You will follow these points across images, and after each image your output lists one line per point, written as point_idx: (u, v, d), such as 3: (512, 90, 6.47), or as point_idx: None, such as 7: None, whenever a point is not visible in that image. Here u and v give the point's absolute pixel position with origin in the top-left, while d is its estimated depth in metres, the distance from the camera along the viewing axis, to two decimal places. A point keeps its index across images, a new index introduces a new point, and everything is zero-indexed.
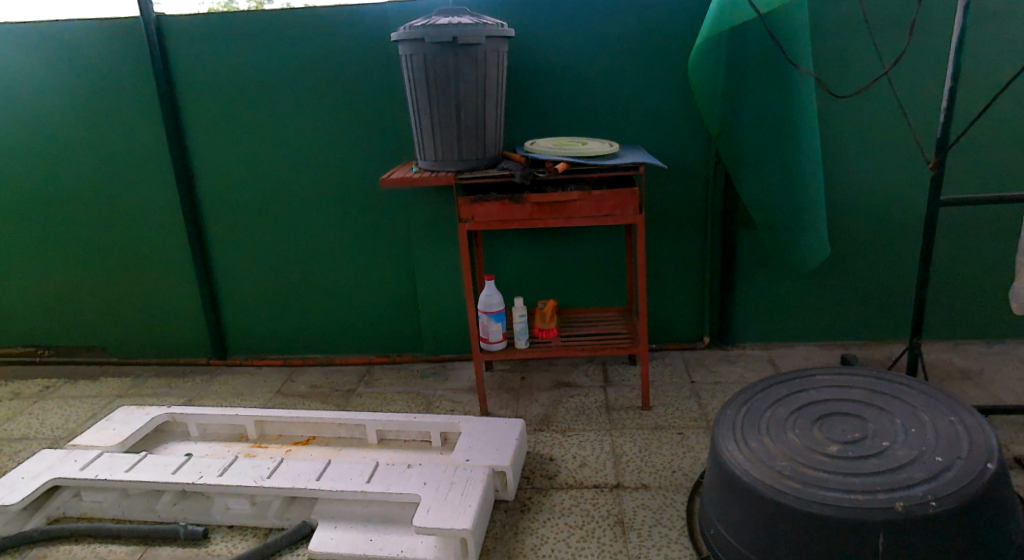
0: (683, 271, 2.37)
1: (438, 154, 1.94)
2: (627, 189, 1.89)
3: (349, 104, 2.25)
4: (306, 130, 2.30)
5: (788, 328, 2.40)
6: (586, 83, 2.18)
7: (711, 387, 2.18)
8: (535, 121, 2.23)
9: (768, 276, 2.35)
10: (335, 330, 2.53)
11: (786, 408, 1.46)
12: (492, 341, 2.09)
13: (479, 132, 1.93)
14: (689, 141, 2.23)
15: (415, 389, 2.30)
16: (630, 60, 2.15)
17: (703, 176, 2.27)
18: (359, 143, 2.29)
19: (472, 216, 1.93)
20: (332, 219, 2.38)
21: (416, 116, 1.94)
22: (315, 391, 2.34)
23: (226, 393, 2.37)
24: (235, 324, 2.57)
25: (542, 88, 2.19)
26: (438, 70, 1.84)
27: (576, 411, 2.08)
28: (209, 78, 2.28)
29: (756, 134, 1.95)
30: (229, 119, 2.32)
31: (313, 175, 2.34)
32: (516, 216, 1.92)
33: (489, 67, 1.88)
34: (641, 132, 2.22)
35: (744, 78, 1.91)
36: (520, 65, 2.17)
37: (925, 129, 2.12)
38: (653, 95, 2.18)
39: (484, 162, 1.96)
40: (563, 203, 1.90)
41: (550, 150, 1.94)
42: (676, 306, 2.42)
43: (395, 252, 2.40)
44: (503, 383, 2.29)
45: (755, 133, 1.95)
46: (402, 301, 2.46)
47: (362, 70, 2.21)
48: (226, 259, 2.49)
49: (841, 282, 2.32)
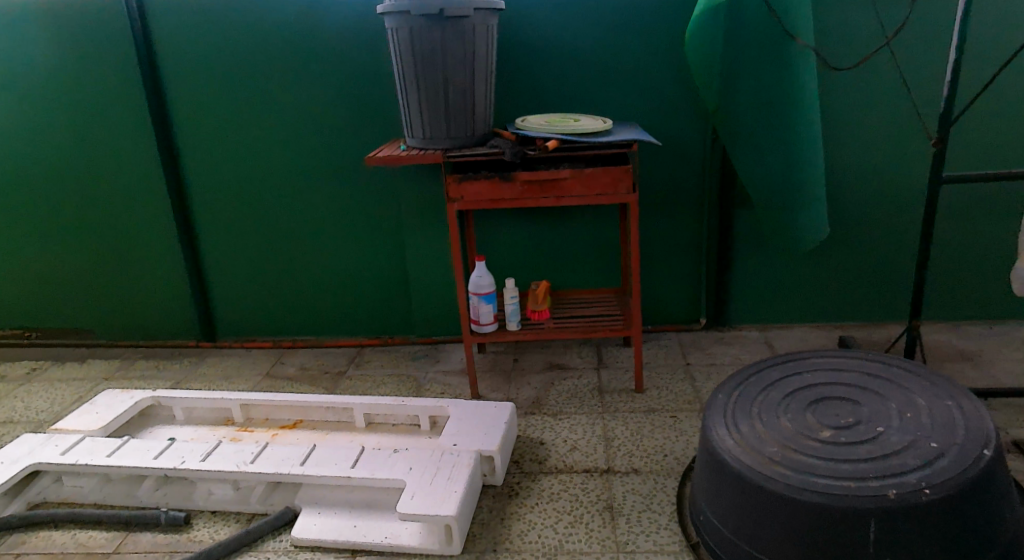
0: (679, 251, 2.33)
1: (426, 132, 1.88)
2: (620, 167, 1.83)
3: (334, 80, 2.19)
4: (291, 107, 2.24)
5: (785, 310, 2.36)
6: (578, 58, 2.12)
7: (705, 368, 2.15)
8: (525, 97, 2.17)
9: (765, 257, 2.30)
10: (325, 310, 2.49)
11: (778, 392, 1.42)
12: (483, 324, 2.05)
13: (467, 108, 1.87)
14: (685, 119, 2.17)
15: (406, 372, 2.27)
16: (622, 33, 2.09)
17: (700, 153, 2.22)
18: (345, 120, 2.23)
19: (461, 194, 1.88)
20: (319, 198, 2.34)
21: (404, 93, 1.88)
22: (304, 373, 2.31)
23: (214, 375, 2.33)
24: (224, 305, 2.53)
25: (533, 63, 2.13)
26: (425, 44, 1.78)
27: (568, 394, 2.05)
28: (189, 52, 2.21)
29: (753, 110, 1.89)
30: (210, 96, 2.26)
31: (300, 153, 2.29)
32: (505, 195, 1.87)
33: (477, 40, 1.82)
34: (636, 109, 2.17)
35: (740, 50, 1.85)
36: (511, 40, 2.11)
37: (926, 104, 2.06)
38: (649, 71, 2.12)
39: (473, 138, 1.91)
40: (554, 181, 1.85)
41: (541, 129, 1.87)
42: (672, 287, 2.37)
43: (384, 232, 2.36)
44: (495, 366, 2.25)
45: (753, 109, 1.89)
46: (392, 283, 2.42)
47: (347, 45, 2.15)
48: (213, 240, 2.44)
49: (839, 263, 2.27)
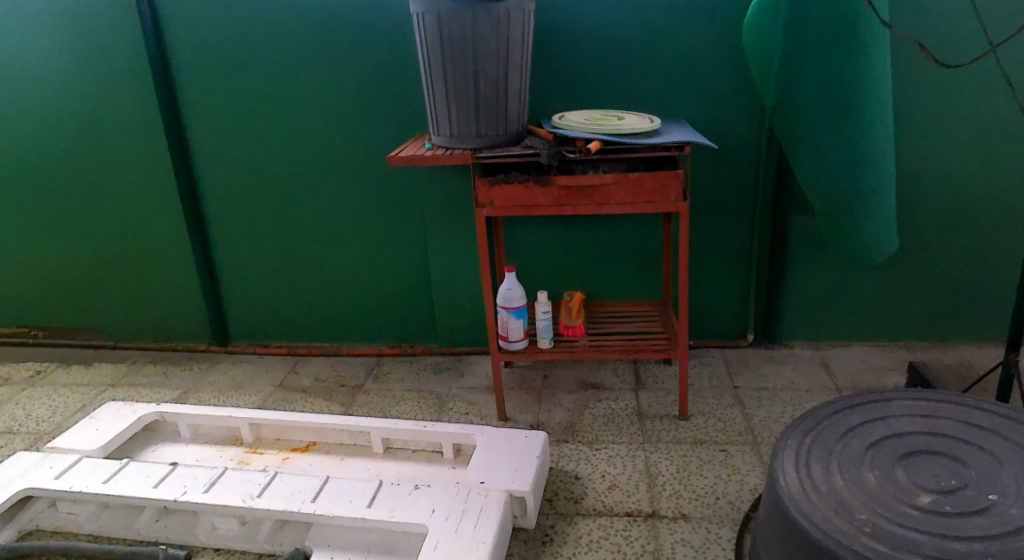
0: (727, 261, 2.13)
1: (454, 129, 1.70)
2: (669, 172, 1.64)
3: (356, 70, 2.01)
4: (310, 99, 2.07)
5: (843, 327, 2.15)
6: (622, 49, 1.92)
7: (756, 393, 1.95)
8: (563, 91, 1.98)
9: (822, 269, 2.10)
10: (344, 316, 2.33)
11: (860, 441, 1.24)
12: (512, 340, 1.88)
13: (499, 103, 1.68)
14: (740, 117, 1.97)
15: (428, 387, 2.10)
16: (673, 21, 1.89)
17: (754, 154, 2.01)
18: (367, 114, 2.06)
19: (491, 199, 1.70)
20: (338, 197, 2.17)
21: (429, 85, 1.70)
22: (319, 385, 2.15)
23: (224, 384, 2.18)
24: (236, 308, 2.38)
25: (573, 54, 1.94)
26: (454, 32, 1.59)
27: (604, 420, 1.88)
28: (201, 38, 2.05)
29: (820, 109, 1.68)
30: (223, 85, 2.09)
31: (318, 150, 2.12)
32: (540, 200, 1.69)
33: (512, 27, 1.63)
34: (686, 106, 1.97)
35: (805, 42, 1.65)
36: (549, 28, 1.92)
37: (1015, 104, 1.84)
38: (701, 63, 1.92)
39: (506, 137, 1.72)
40: (595, 187, 1.66)
41: (581, 126, 1.67)
42: (718, 299, 2.18)
43: (407, 234, 2.19)
44: (524, 383, 2.08)
45: (820, 108, 1.68)
46: (415, 289, 2.26)
47: (371, 33, 1.97)
48: (226, 238, 2.29)
49: (906, 278, 2.05)
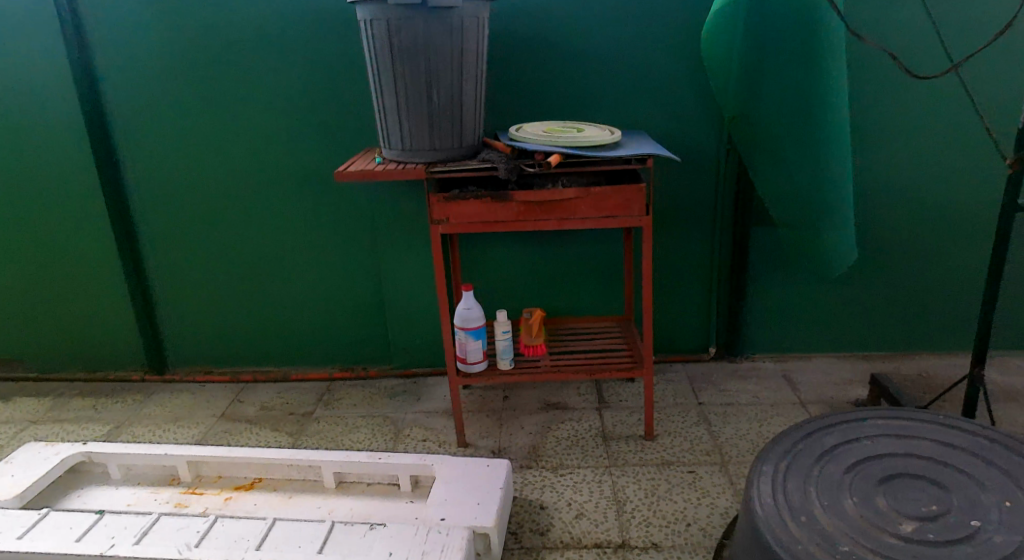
0: (688, 274, 2.09)
1: (407, 142, 1.61)
2: (632, 185, 1.58)
3: (300, 80, 1.91)
4: (251, 110, 1.95)
5: (804, 338, 2.13)
6: (579, 58, 1.86)
7: (721, 409, 1.91)
8: (519, 101, 1.91)
9: (783, 281, 2.08)
10: (291, 339, 2.21)
11: (836, 465, 1.20)
12: (472, 362, 1.78)
13: (454, 115, 1.59)
14: (699, 127, 1.93)
15: (382, 412, 1.99)
16: (630, 30, 1.84)
17: (713, 165, 1.98)
18: (312, 126, 1.95)
19: (446, 216, 1.62)
20: (283, 214, 2.05)
21: (379, 96, 1.60)
22: (266, 414, 2.01)
23: (161, 416, 2.02)
24: (173, 333, 2.22)
25: (529, 63, 1.87)
26: (405, 40, 1.50)
27: (568, 442, 1.81)
28: (129, 45, 1.90)
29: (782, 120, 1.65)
30: (155, 96, 1.95)
31: (261, 164, 2.00)
32: (499, 216, 1.61)
33: (467, 35, 1.55)
34: (644, 116, 1.92)
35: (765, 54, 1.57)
36: (504, 36, 1.84)
37: (968, 114, 1.85)
38: (659, 73, 1.87)
39: (461, 150, 1.64)
40: (556, 202, 1.59)
41: (541, 138, 1.59)
42: (680, 312, 2.13)
43: (358, 251, 2.08)
44: (483, 405, 1.99)
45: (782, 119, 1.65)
46: (367, 308, 2.15)
47: (315, 40, 1.87)
48: (161, 259, 2.14)
49: (865, 288, 2.05)
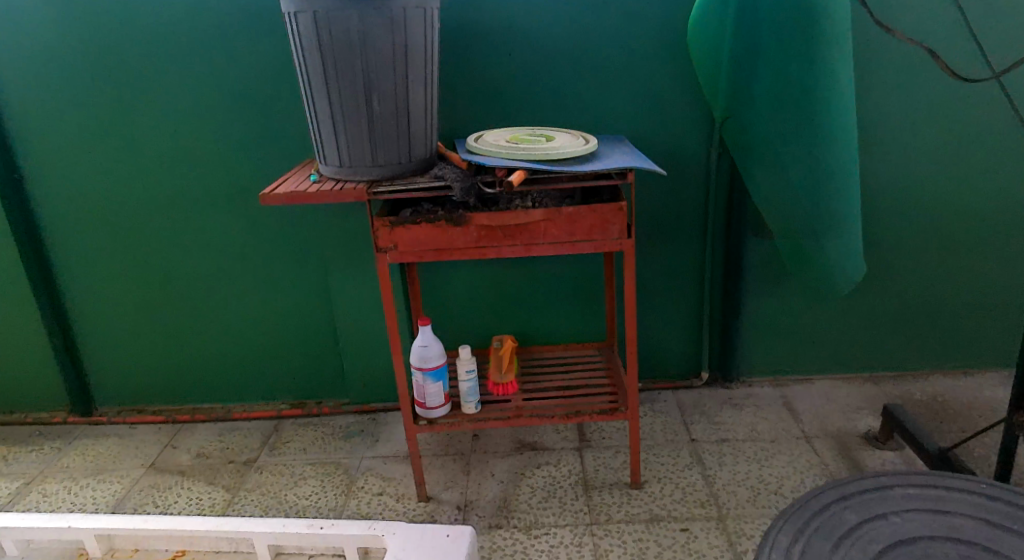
0: (675, 292, 1.87)
1: (344, 157, 1.36)
2: (610, 204, 1.35)
3: (229, 82, 1.66)
4: (175, 118, 1.70)
5: (805, 360, 1.92)
6: (546, 53, 1.63)
7: (716, 446, 1.69)
8: (479, 104, 1.67)
9: (781, 298, 1.86)
10: (235, 373, 1.96)
11: (861, 552, 0.98)
12: (431, 407, 1.55)
13: (399, 124, 1.35)
14: (683, 131, 1.71)
15: (335, 459, 1.76)
16: (605, 20, 1.60)
17: (701, 172, 1.76)
18: (246, 135, 1.71)
19: (394, 243, 1.37)
20: (217, 235, 1.81)
21: (311, 103, 1.35)
22: (202, 463, 1.77)
23: (82, 469, 1.78)
24: (99, 369, 1.97)
25: (489, 61, 1.63)
26: (337, 36, 1.25)
27: (544, 494, 1.58)
28: (26, 44, 1.64)
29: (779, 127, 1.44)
30: (63, 103, 1.70)
31: (189, 178, 1.76)
32: (455, 242, 1.37)
33: (412, 29, 1.29)
34: (622, 119, 1.69)
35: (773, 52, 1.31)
36: (460, 30, 1.60)
37: (986, 109, 1.64)
38: (639, 70, 1.65)
39: (409, 165, 1.39)
40: (521, 225, 1.35)
41: (503, 150, 1.36)
42: (668, 334, 1.92)
43: (304, 275, 1.84)
44: (449, 447, 1.76)
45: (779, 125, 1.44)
46: (317, 338, 1.91)
47: (243, 38, 1.62)
48: (80, 287, 1.88)
49: (871, 305, 1.84)
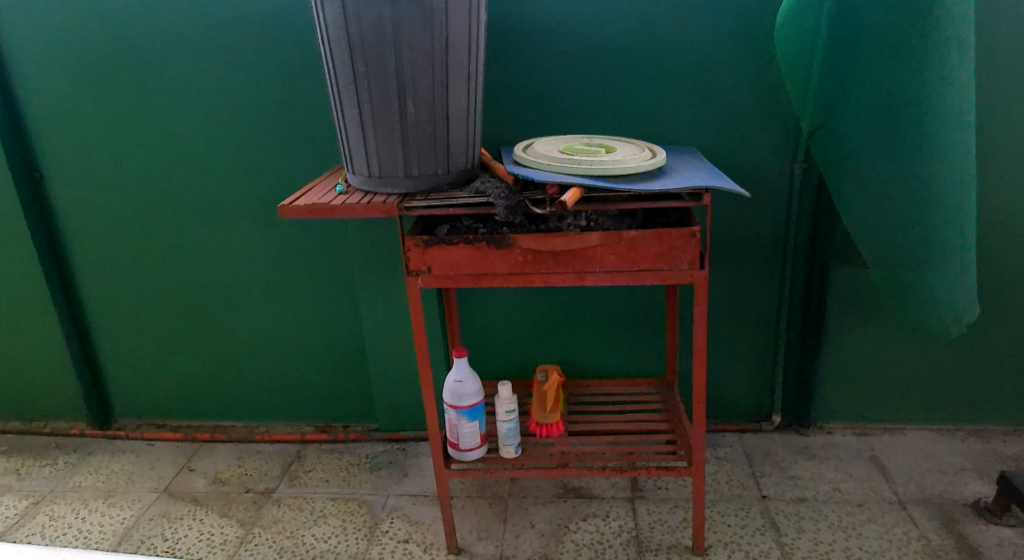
0: (746, 325, 1.65)
1: (372, 166, 1.19)
2: (680, 229, 1.14)
3: (256, 78, 1.51)
4: (198, 116, 1.56)
5: (895, 408, 1.67)
6: (609, 53, 1.43)
7: (792, 507, 1.47)
8: (530, 109, 1.48)
9: (871, 336, 1.62)
10: (258, 391, 1.83)
11: None
12: (465, 450, 1.37)
13: (435, 131, 1.17)
14: (763, 144, 1.49)
15: (359, 494, 1.60)
16: (677, 14, 1.40)
17: (782, 190, 1.53)
18: (275, 138, 1.56)
19: (427, 266, 1.20)
20: (241, 244, 1.66)
21: (338, 104, 1.18)
22: (218, 491, 1.63)
23: (93, 490, 1.66)
24: (119, 381, 1.85)
25: (543, 61, 1.44)
26: (368, 28, 1.08)
27: (592, 554, 1.38)
28: (44, 34, 1.52)
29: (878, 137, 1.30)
30: (81, 97, 1.57)
31: (213, 183, 1.61)
32: (496, 268, 1.18)
33: (456, 20, 1.11)
34: (693, 129, 1.48)
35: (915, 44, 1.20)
36: (511, 25, 1.42)
37: None
38: (714, 74, 1.44)
39: (446, 177, 1.22)
40: (575, 250, 1.16)
41: (556, 164, 1.16)
42: (734, 371, 1.69)
43: (334, 290, 1.69)
44: (485, 489, 1.58)
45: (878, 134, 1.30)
46: (346, 358, 1.76)
47: (274, 32, 1.47)
48: (99, 295, 1.76)
49: (977, 348, 1.59)
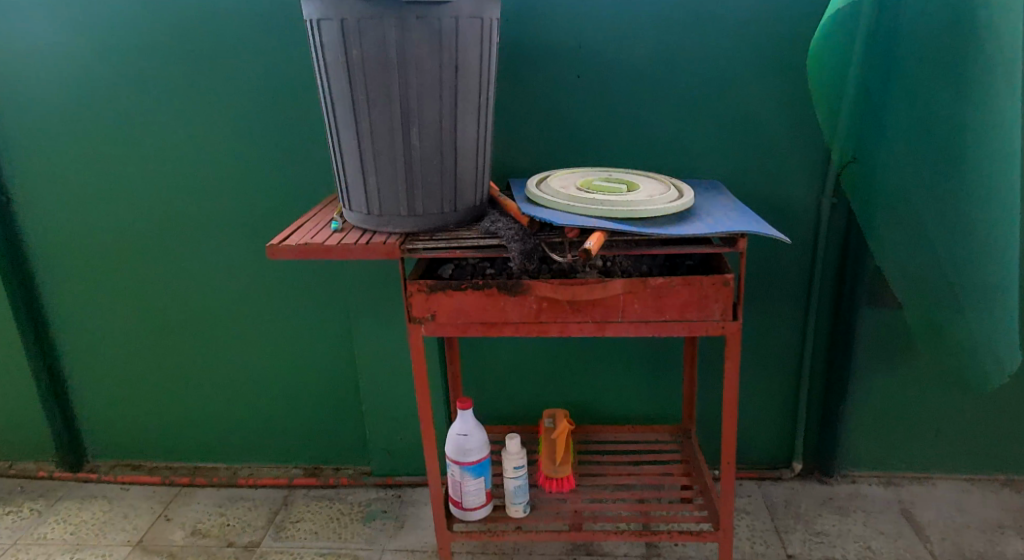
0: (767, 367, 1.55)
1: (372, 203, 1.08)
2: (711, 278, 1.04)
3: (245, 98, 1.39)
4: (181, 139, 1.44)
5: (924, 456, 1.57)
6: (628, 78, 1.32)
7: None
8: (541, 137, 1.37)
9: (900, 381, 1.52)
10: (243, 431, 1.70)
11: None
12: (469, 508, 1.26)
13: (443, 165, 1.06)
14: (791, 177, 1.39)
15: (351, 549, 1.48)
16: (703, 36, 1.29)
17: (809, 225, 1.43)
18: (264, 163, 1.44)
19: (431, 314, 1.08)
20: (226, 275, 1.54)
21: (335, 134, 1.07)
22: (197, 544, 1.50)
23: (60, 542, 1.52)
24: (92, 419, 1.72)
25: (556, 85, 1.34)
26: (370, 52, 0.97)
27: None
28: (13, 47, 1.39)
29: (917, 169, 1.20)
30: (53, 116, 1.44)
31: (196, 211, 1.49)
32: (508, 317, 1.07)
33: (468, 44, 1.00)
34: (716, 160, 1.38)
35: (958, 70, 1.10)
36: (522, 47, 1.31)
37: None
38: (740, 102, 1.34)
39: (453, 215, 1.11)
40: (596, 300, 1.05)
41: (576, 204, 1.05)
42: (753, 414, 1.59)
43: (326, 326, 1.57)
44: (488, 545, 1.46)
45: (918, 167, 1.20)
46: (338, 398, 1.64)
47: (265, 50, 1.36)
48: (71, 328, 1.63)
49: (1013, 396, 1.49)
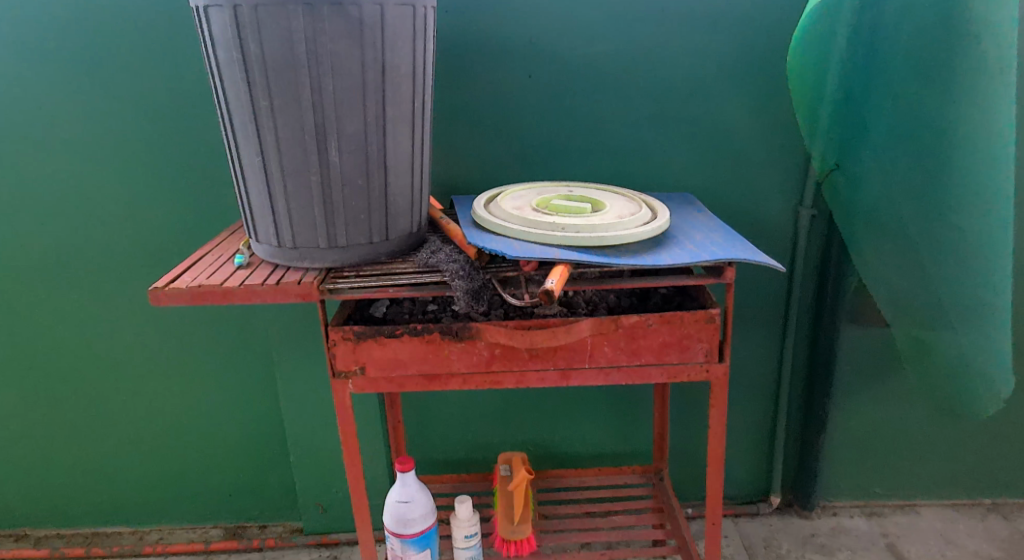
0: (741, 394, 1.41)
1: (283, 233, 0.88)
2: (693, 314, 0.88)
3: (134, 107, 1.17)
4: (56, 157, 1.20)
5: (906, 483, 1.46)
6: (583, 81, 1.16)
7: None
8: (486, 148, 1.19)
9: (882, 405, 1.40)
10: (149, 490, 1.46)
11: None
12: None
13: (369, 187, 0.87)
14: (765, 190, 1.25)
15: None
16: (668, 32, 1.14)
17: (785, 240, 1.29)
18: (159, 183, 1.22)
19: (359, 367, 0.89)
20: (118, 315, 1.30)
21: (233, 148, 0.86)
22: None
23: None
24: None
25: (502, 89, 1.16)
26: (271, 48, 0.77)
27: None
28: None
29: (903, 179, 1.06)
30: None
31: (77, 242, 1.25)
32: (453, 368, 0.89)
33: (395, 40, 0.81)
34: (684, 171, 1.22)
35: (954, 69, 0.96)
36: (462, 45, 1.13)
37: None
38: (709, 107, 1.19)
39: (384, 246, 0.92)
40: (558, 345, 0.88)
41: (533, 230, 0.88)
42: (728, 446, 1.45)
43: (243, 368, 1.35)
44: None
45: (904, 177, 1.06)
46: (261, 448, 1.42)
47: (154, 50, 1.14)
48: None
49: (997, 416, 1.39)
